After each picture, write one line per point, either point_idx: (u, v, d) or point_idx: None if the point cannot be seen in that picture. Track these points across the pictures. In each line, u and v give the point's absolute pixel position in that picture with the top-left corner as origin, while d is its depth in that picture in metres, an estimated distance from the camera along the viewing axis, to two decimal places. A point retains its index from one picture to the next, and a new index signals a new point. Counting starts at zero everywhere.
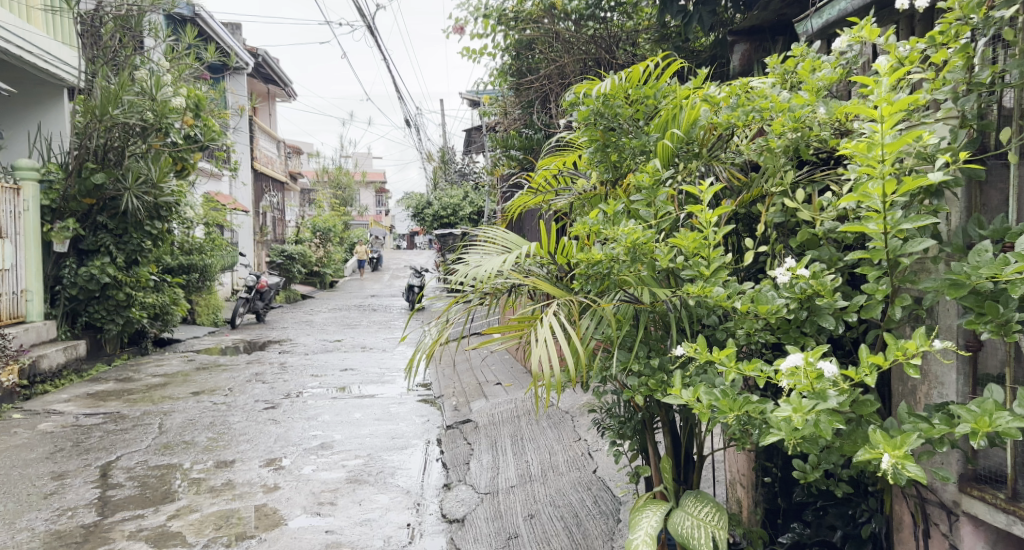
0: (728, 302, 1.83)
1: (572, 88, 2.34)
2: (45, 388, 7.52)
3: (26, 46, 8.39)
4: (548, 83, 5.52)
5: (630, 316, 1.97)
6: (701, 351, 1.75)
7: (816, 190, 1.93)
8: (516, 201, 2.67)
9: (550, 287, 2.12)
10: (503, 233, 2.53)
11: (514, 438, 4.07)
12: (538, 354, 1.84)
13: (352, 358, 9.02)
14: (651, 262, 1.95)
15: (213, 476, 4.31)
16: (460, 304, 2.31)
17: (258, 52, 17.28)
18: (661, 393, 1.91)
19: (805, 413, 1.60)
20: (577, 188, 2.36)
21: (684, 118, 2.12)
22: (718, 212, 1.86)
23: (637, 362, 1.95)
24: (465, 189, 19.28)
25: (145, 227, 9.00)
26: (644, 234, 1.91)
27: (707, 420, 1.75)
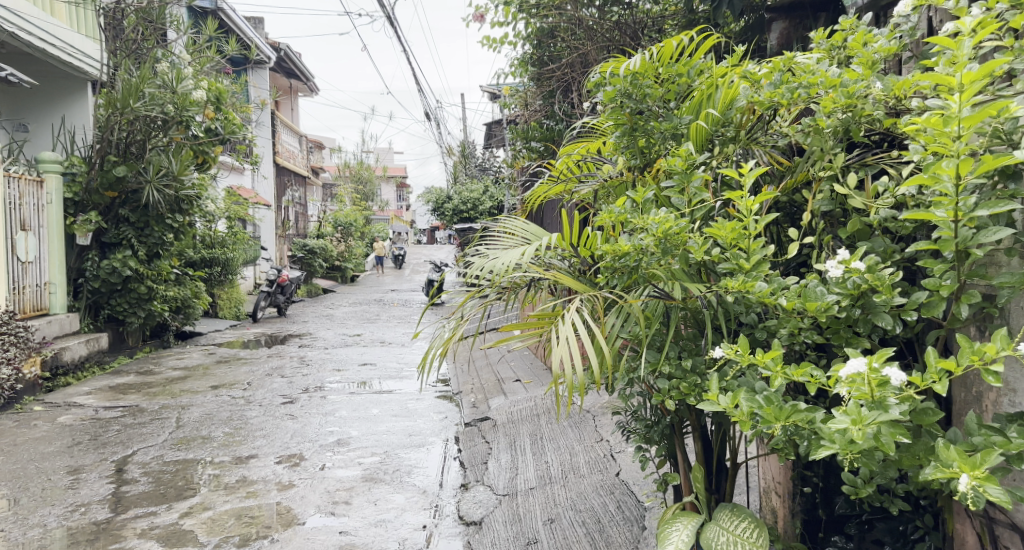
0: (772, 298, 1.69)
1: (597, 67, 2.21)
2: (67, 380, 7.52)
3: (49, 38, 8.41)
4: (571, 72, 5.39)
5: (660, 313, 1.84)
6: (743, 353, 1.63)
7: (869, 175, 1.79)
8: (536, 189, 2.54)
9: (572, 282, 1.98)
10: (523, 224, 2.40)
11: (534, 437, 3.95)
12: (558, 353, 1.69)
13: (372, 353, 8.96)
14: (684, 254, 1.81)
15: (228, 472, 4.23)
16: (476, 299, 2.18)
17: (281, 46, 17.30)
18: (695, 398, 1.77)
19: (864, 425, 1.48)
20: (602, 174, 2.23)
21: (721, 98, 1.99)
22: (760, 199, 1.71)
23: (668, 363, 1.82)
24: (485, 182, 19.22)
25: (167, 220, 8.97)
26: (677, 223, 1.76)
27: (748, 430, 1.63)
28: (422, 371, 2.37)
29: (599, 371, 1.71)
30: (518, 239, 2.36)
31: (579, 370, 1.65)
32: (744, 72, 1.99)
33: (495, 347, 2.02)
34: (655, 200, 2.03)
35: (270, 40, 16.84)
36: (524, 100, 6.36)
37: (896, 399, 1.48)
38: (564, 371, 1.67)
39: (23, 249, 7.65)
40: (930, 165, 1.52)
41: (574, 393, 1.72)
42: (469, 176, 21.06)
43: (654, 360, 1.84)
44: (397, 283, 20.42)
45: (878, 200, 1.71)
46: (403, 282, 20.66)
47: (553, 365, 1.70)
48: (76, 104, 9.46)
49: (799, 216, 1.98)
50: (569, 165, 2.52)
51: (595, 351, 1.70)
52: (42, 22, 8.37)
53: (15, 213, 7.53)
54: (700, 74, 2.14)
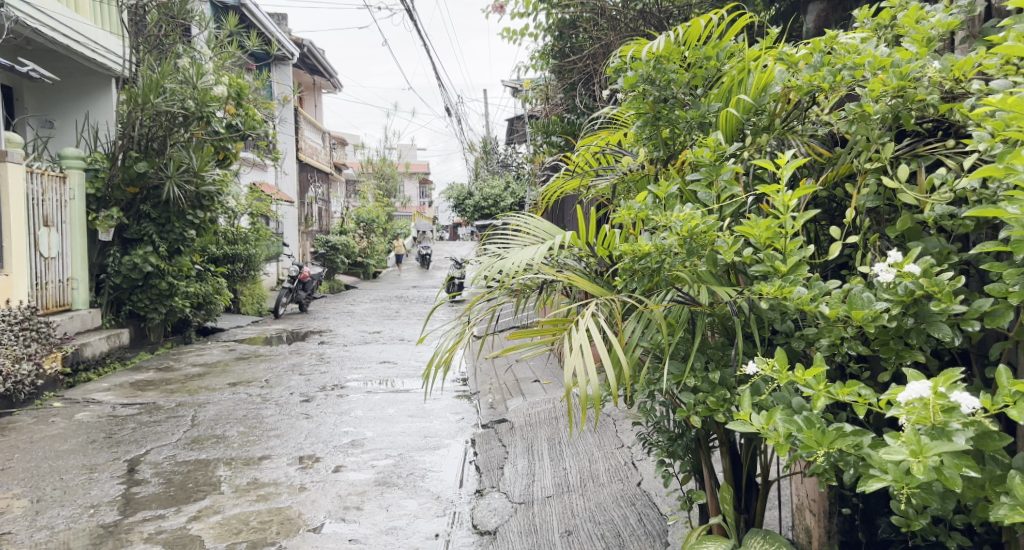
0: (813, 305, 1.55)
1: (617, 51, 2.08)
2: (88, 375, 7.50)
3: (73, 35, 8.39)
4: (593, 63, 5.24)
5: (685, 320, 1.70)
6: (780, 369, 1.50)
7: (922, 167, 1.64)
8: (551, 184, 2.41)
9: (587, 284, 1.84)
10: (536, 221, 2.28)
11: (552, 442, 3.82)
12: (570, 362, 1.54)
13: (391, 350, 8.88)
14: (711, 255, 1.67)
15: (239, 474, 4.14)
16: (485, 302, 2.05)
17: (304, 42, 17.31)
18: (724, 414, 1.64)
19: (926, 457, 1.33)
20: (622, 168, 2.08)
21: (753, 86, 1.85)
22: (798, 194, 1.57)
23: (696, 374, 1.68)
24: (507, 178, 19.14)
25: (187, 216, 8.93)
26: (703, 220, 1.63)
27: (787, 454, 1.50)
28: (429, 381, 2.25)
29: (616, 382, 1.57)
30: (529, 238, 2.23)
31: (593, 380, 1.51)
32: (781, 55, 1.85)
33: (504, 355, 1.89)
34: (682, 195, 1.90)
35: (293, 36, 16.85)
36: (545, 94, 6.23)
37: (960, 424, 1.35)
38: (577, 382, 1.53)
39: (45, 244, 7.65)
40: (1005, 155, 1.35)
41: (589, 406, 1.58)
42: (491, 173, 20.95)
43: (678, 369, 1.70)
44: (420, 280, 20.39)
45: (933, 195, 1.56)
46: (425, 279, 20.60)
47: (564, 376, 1.56)
48: (100, 100, 9.45)
49: (841, 213, 1.83)
50: (586, 159, 2.39)
51: (611, 360, 1.56)
52: (67, 18, 8.36)
53: (37, 209, 7.53)
54: (730, 57, 2.01)
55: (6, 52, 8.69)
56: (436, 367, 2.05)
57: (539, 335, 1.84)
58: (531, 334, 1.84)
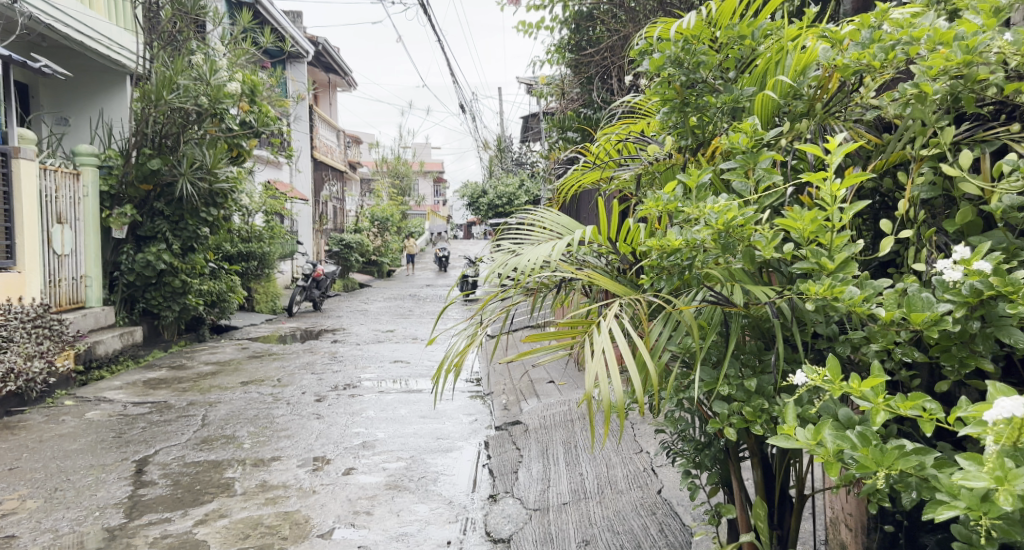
0: (865, 307, 1.42)
1: (643, 32, 1.97)
2: (100, 373, 7.45)
3: (87, 31, 8.35)
4: (611, 56, 5.11)
5: (719, 322, 1.58)
6: (833, 381, 1.38)
7: (985, 153, 1.52)
8: (569, 176, 2.31)
9: (609, 283, 1.72)
10: (554, 216, 2.17)
11: (568, 446, 3.71)
12: (591, 367, 1.42)
13: (404, 350, 8.79)
14: (748, 250, 1.55)
15: (247, 476, 4.04)
16: (498, 301, 1.94)
17: (318, 40, 17.26)
18: (761, 426, 1.52)
19: (1010, 485, 1.20)
20: (648, 158, 1.97)
21: (791, 69, 1.74)
22: (848, 183, 1.45)
23: (731, 380, 1.56)
24: (521, 176, 19.07)
25: (201, 214, 8.87)
26: (740, 212, 1.50)
27: (838, 475, 1.38)
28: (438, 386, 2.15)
29: (642, 389, 1.44)
30: (546, 233, 2.12)
31: (617, 386, 1.39)
32: (825, 32, 1.73)
33: (520, 359, 1.78)
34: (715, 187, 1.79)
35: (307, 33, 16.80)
36: (561, 90, 6.11)
37: None
38: (599, 390, 1.41)
39: (59, 241, 7.60)
40: None
41: (611, 414, 1.46)
42: (505, 170, 20.84)
43: (707, 376, 1.59)
44: (434, 278, 20.29)
45: (1000, 184, 1.43)
46: (439, 277, 20.50)
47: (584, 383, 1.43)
48: (114, 97, 9.41)
49: (887, 206, 1.71)
50: (606, 151, 2.29)
51: (635, 365, 1.43)
52: (81, 14, 8.32)
53: (50, 206, 7.49)
54: (765, 37, 1.91)
55: (20, 48, 8.66)
56: (447, 371, 1.94)
57: (555, 337, 1.73)
58: (549, 337, 1.73)
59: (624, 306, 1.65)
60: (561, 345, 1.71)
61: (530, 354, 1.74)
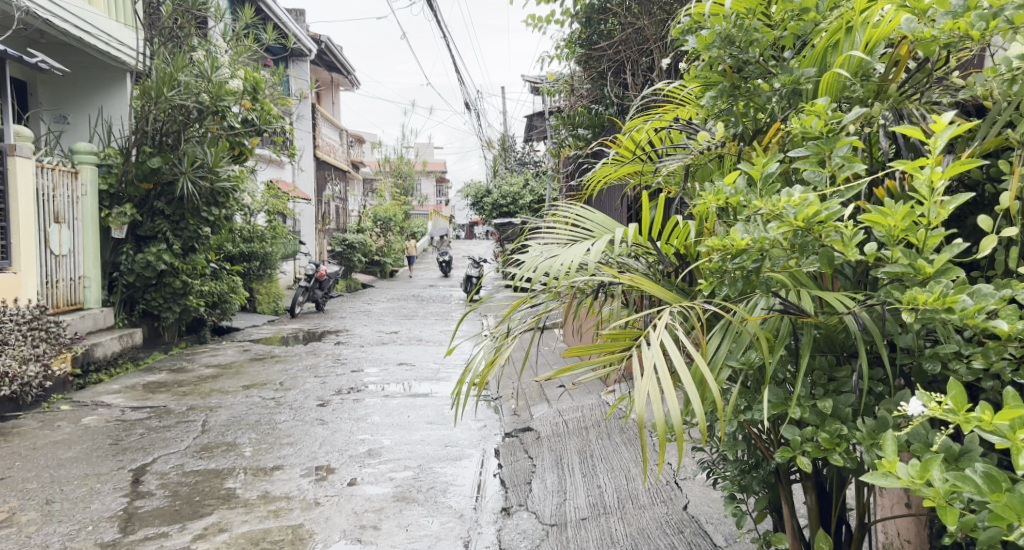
0: (979, 319, 1.32)
1: (689, 10, 1.94)
2: (99, 377, 7.30)
3: (85, 26, 8.20)
4: (624, 50, 4.92)
5: (788, 334, 1.51)
6: (951, 413, 1.27)
7: None
8: (597, 171, 2.24)
9: (655, 289, 1.60)
10: (580, 212, 2.07)
11: (583, 455, 3.54)
12: (640, 386, 1.27)
13: (408, 352, 8.62)
14: (825, 252, 1.45)
15: (249, 486, 3.88)
16: (528, 306, 1.86)
17: (321, 39, 17.11)
18: (837, 455, 1.45)
19: None
20: (697, 148, 1.90)
21: (861, 45, 1.70)
22: (948, 173, 1.35)
23: (805, 401, 1.49)
24: (526, 176, 18.95)
25: (202, 213, 8.71)
26: (818, 205, 1.40)
27: (950, 520, 1.29)
28: (457, 396, 2.05)
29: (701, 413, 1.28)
30: (583, 231, 2.00)
31: (674, 408, 1.23)
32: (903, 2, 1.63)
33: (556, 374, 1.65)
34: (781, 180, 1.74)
35: (310, 32, 16.65)
36: (570, 86, 5.95)
37: None
38: (651, 412, 1.25)
39: (56, 242, 7.45)
40: None
41: (666, 441, 1.31)
42: (509, 169, 20.67)
43: (776, 396, 1.51)
44: (437, 278, 20.11)
45: None
46: (442, 277, 20.30)
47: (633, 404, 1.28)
48: (114, 95, 9.26)
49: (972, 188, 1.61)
50: (638, 145, 2.25)
51: (690, 384, 1.27)
52: (79, 10, 8.16)
53: (48, 205, 7.33)
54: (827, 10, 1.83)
55: (17, 44, 8.51)
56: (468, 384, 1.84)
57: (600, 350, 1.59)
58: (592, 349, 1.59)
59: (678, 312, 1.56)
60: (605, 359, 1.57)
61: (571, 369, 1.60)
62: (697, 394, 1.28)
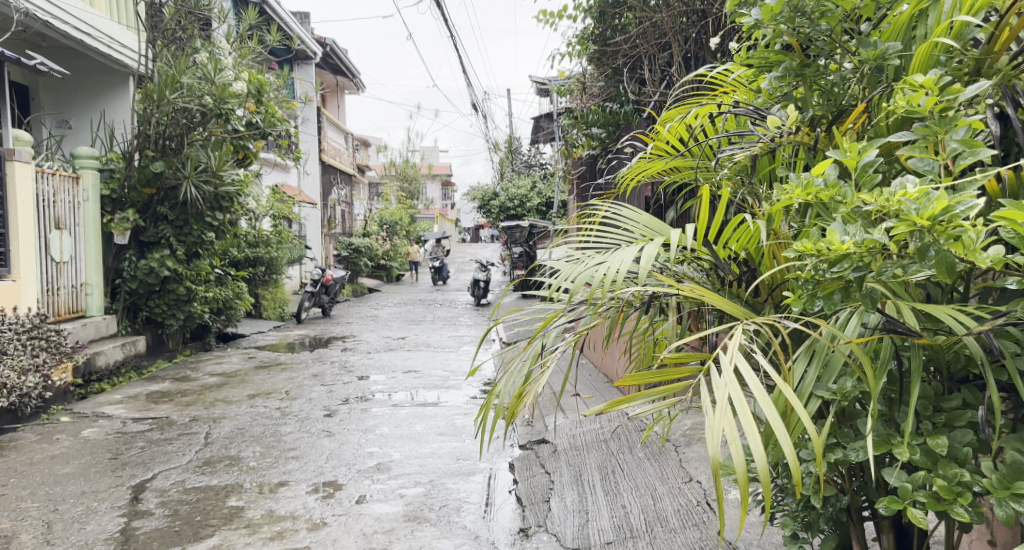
0: None
1: None
2: (101, 387, 7.13)
3: (87, 29, 8.06)
4: (640, 44, 4.72)
5: (891, 356, 1.49)
6: None
7: None
8: (633, 165, 2.14)
9: (720, 302, 1.61)
10: (619, 210, 2.00)
11: (605, 472, 3.33)
12: (716, 423, 1.26)
13: (416, 359, 8.44)
14: (946, 249, 1.37)
15: (253, 505, 3.70)
16: (562, 323, 1.88)
17: (326, 41, 17.00)
18: (955, 506, 1.45)
19: None
20: (763, 138, 1.83)
21: (962, 10, 1.61)
22: None
23: (913, 441, 1.51)
24: (533, 179, 18.88)
25: (206, 218, 8.53)
26: (946, 200, 1.33)
27: None
28: (481, 429, 2.01)
29: (790, 454, 1.26)
30: (620, 233, 1.93)
31: (757, 452, 1.22)
32: None
33: (612, 406, 1.62)
34: (878, 168, 1.71)
35: (314, 34, 16.53)
36: (581, 85, 5.76)
37: None
38: (732, 451, 1.25)
39: (57, 248, 7.29)
40: None
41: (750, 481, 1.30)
42: (515, 172, 20.48)
43: (876, 433, 1.53)
44: (440, 283, 19.83)
45: None
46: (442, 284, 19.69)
47: (710, 443, 1.27)
48: (117, 98, 9.14)
49: None
50: (673, 140, 2.19)
51: (772, 413, 1.26)
52: (81, 12, 8.02)
53: (49, 211, 7.18)
54: None
55: (14, 45, 8.29)
56: (495, 408, 1.81)
57: (657, 377, 1.54)
58: (649, 377, 1.54)
59: (752, 330, 1.55)
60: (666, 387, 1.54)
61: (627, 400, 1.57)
62: (784, 432, 1.26)
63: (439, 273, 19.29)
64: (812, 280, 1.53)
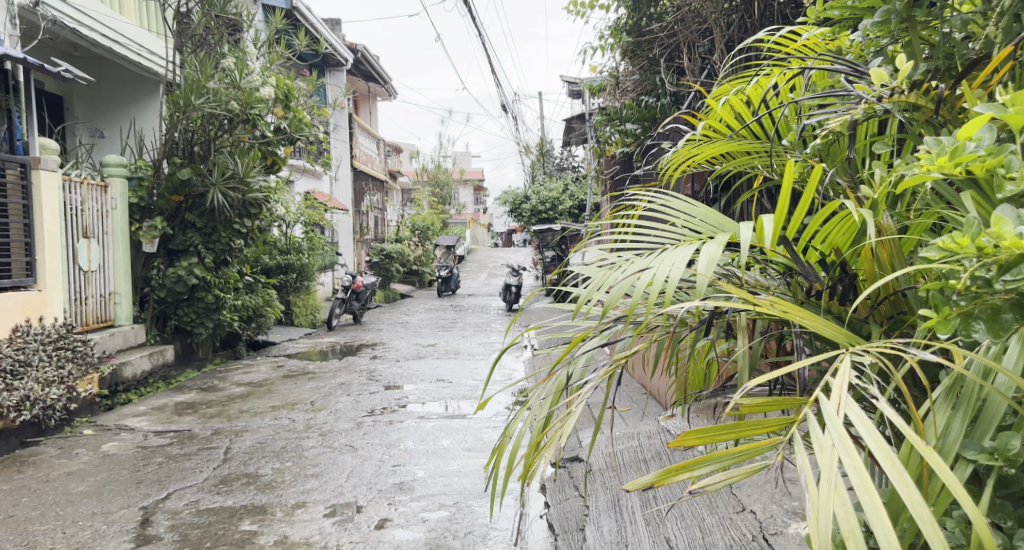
0: None
1: None
2: (128, 397, 6.99)
3: (116, 37, 7.97)
4: (678, 31, 4.43)
5: None
6: None
7: None
8: (689, 146, 1.86)
9: (812, 320, 1.34)
10: (671, 199, 1.72)
11: (646, 498, 3.04)
12: (826, 505, 1.09)
13: (446, 367, 8.19)
14: None
15: (267, 529, 3.46)
16: (593, 344, 1.63)
17: (357, 48, 16.94)
18: None
19: None
20: (867, 99, 1.58)
21: None
22: None
23: None
24: (565, 181, 18.63)
25: (234, 225, 8.38)
26: None
27: None
28: (491, 475, 1.77)
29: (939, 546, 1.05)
30: (665, 232, 1.65)
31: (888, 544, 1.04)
32: None
33: (671, 477, 1.28)
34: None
35: (345, 40, 16.46)
36: (614, 80, 5.49)
37: None
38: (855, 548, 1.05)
39: (85, 257, 7.18)
40: None
41: None
42: (546, 175, 20.23)
43: None
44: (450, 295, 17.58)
45: None
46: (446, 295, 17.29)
47: (819, 534, 1.08)
48: (147, 107, 9.08)
49: None
50: (726, 118, 1.92)
51: (900, 486, 1.08)
52: (111, 20, 7.94)
53: (76, 220, 7.07)
54: None
55: (41, 53, 8.18)
56: (513, 454, 1.56)
57: (732, 433, 1.28)
58: (722, 434, 1.27)
59: (863, 360, 1.33)
60: (743, 448, 1.28)
61: (688, 466, 1.28)
62: (927, 519, 1.06)
63: (446, 284, 17.23)
64: (966, 292, 1.30)
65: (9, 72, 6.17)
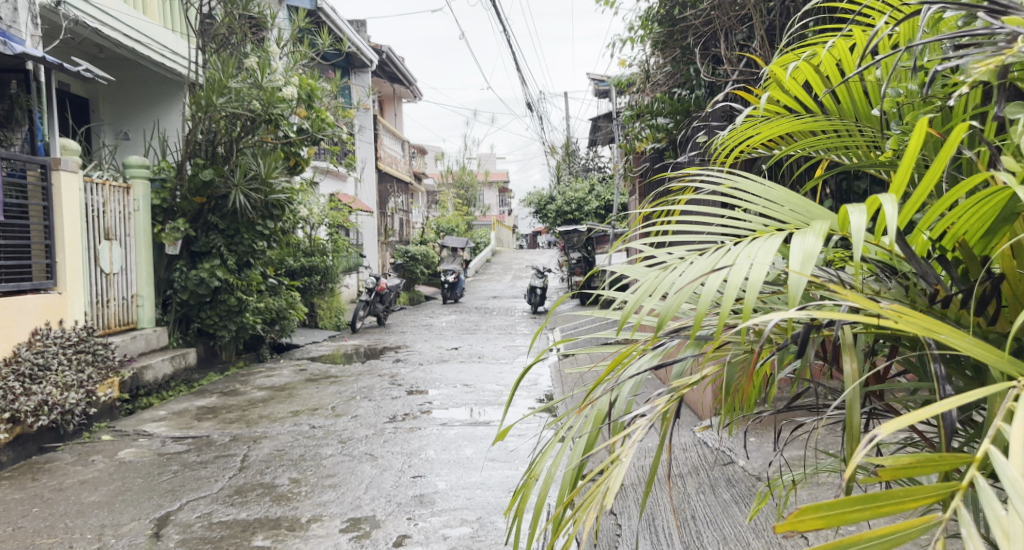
0: None
1: None
2: (148, 401, 6.87)
3: (138, 36, 7.87)
4: (717, 17, 4.19)
5: None
6: None
7: None
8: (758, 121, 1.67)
9: (956, 340, 1.13)
10: (742, 180, 1.50)
11: (685, 518, 2.83)
12: None
13: (471, 371, 8.00)
14: None
15: (280, 545, 3.28)
16: (643, 366, 1.42)
17: (382, 48, 16.87)
18: None
19: None
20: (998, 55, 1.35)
21: None
22: None
23: None
24: (591, 181, 18.39)
25: (257, 227, 8.26)
26: None
27: None
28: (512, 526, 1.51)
29: None
30: (731, 220, 1.45)
31: None
32: None
33: None
34: None
35: (370, 41, 16.37)
36: (644, 74, 5.27)
37: None
38: None
39: (106, 259, 7.09)
40: None
41: None
42: (572, 175, 20.04)
43: None
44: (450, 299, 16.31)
45: None
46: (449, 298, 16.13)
47: None
48: (171, 108, 9.01)
49: None
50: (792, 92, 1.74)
51: None
52: (134, 19, 7.83)
53: (98, 222, 6.98)
54: None
55: (62, 53, 8.04)
56: (544, 498, 1.31)
57: (867, 510, 1.01)
58: (855, 511, 1.01)
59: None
60: (886, 531, 1.01)
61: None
62: None
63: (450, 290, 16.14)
64: None
65: (30, 72, 6.01)
